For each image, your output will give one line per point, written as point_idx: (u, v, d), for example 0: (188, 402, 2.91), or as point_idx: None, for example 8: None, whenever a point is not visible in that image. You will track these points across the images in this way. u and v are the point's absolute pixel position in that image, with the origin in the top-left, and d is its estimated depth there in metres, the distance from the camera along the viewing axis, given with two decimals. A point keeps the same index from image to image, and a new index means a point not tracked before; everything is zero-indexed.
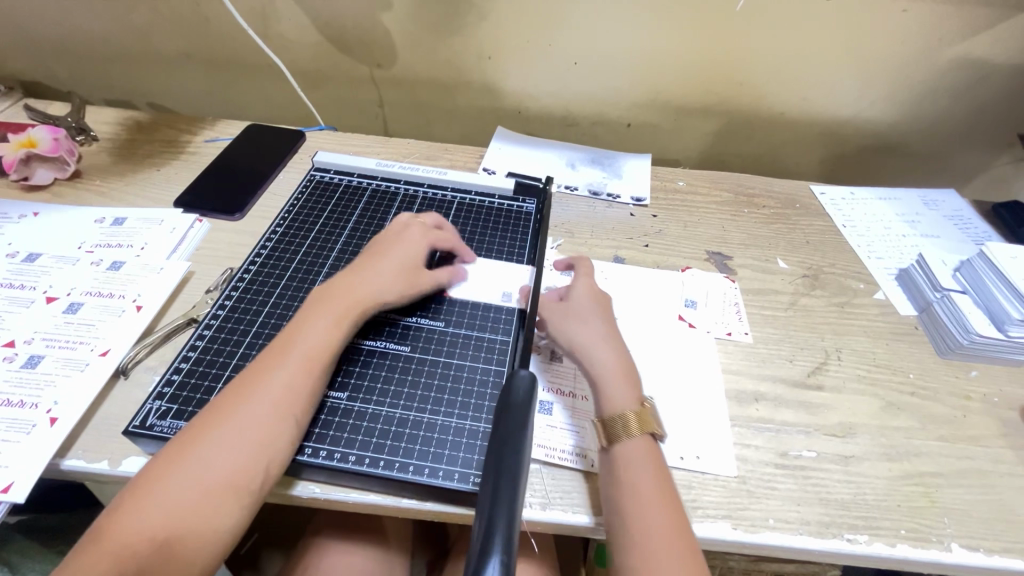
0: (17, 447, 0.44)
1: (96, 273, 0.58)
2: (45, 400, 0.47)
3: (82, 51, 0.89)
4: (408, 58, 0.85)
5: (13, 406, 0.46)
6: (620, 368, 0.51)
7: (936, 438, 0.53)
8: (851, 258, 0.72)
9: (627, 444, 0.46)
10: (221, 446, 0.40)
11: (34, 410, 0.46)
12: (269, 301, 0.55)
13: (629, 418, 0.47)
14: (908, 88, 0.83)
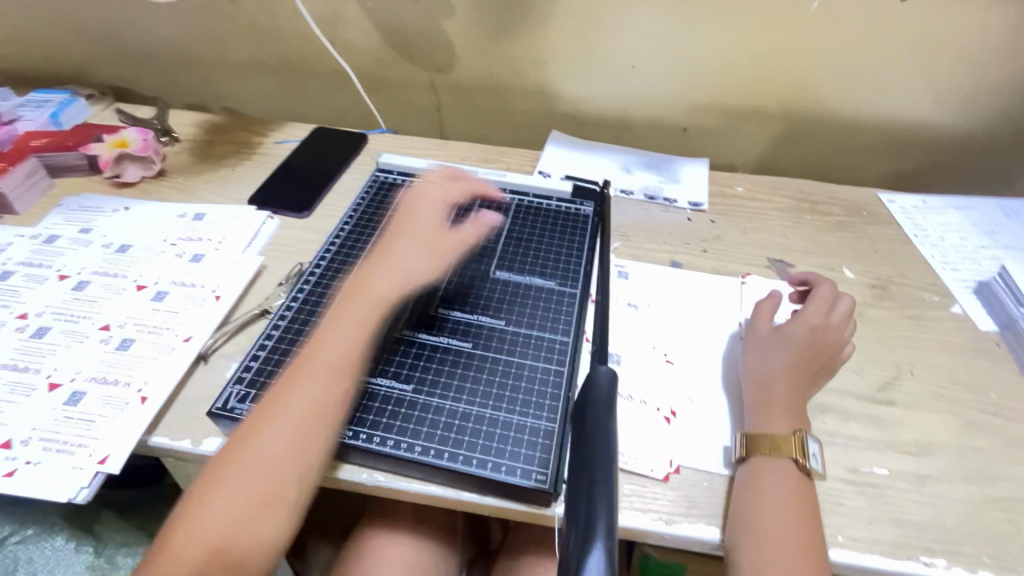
0: (113, 422, 0.47)
1: (182, 265, 0.62)
2: (136, 380, 0.50)
3: (166, 59, 0.96)
4: (467, 63, 0.87)
5: (109, 384, 0.50)
6: (790, 395, 0.50)
7: (1022, 462, 0.50)
8: (925, 269, 0.69)
9: (777, 462, 0.47)
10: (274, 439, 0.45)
11: (127, 388, 0.50)
12: (337, 295, 0.58)
13: (774, 439, 0.48)
14: (989, 91, 0.79)
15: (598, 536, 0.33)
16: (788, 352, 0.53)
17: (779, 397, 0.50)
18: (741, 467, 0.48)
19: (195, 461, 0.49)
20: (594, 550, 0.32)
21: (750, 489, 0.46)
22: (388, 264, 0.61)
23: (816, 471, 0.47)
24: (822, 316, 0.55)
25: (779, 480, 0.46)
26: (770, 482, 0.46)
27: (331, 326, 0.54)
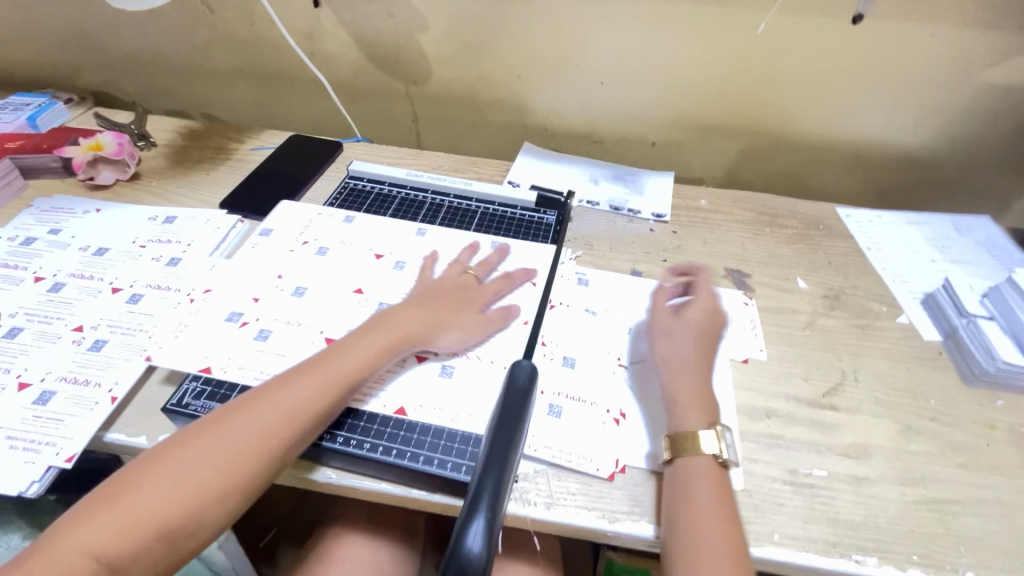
0: (81, 420, 0.48)
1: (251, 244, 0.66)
2: (108, 381, 0.51)
3: (147, 65, 0.98)
4: (442, 75, 0.90)
5: (79, 384, 0.51)
6: (701, 392, 0.52)
7: (956, 465, 0.52)
8: (875, 281, 0.71)
9: (697, 461, 0.48)
10: (209, 460, 0.43)
11: (98, 388, 0.50)
12: (300, 297, 0.60)
13: (698, 436, 0.49)
14: (939, 112, 0.82)
15: (483, 506, 0.34)
16: (687, 343, 0.56)
17: (694, 392, 0.52)
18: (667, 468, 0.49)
19: None
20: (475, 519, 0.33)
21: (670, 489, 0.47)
22: (389, 267, 0.64)
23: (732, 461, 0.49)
24: (705, 305, 0.59)
25: (700, 480, 0.47)
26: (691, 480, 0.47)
27: (291, 326, 0.56)
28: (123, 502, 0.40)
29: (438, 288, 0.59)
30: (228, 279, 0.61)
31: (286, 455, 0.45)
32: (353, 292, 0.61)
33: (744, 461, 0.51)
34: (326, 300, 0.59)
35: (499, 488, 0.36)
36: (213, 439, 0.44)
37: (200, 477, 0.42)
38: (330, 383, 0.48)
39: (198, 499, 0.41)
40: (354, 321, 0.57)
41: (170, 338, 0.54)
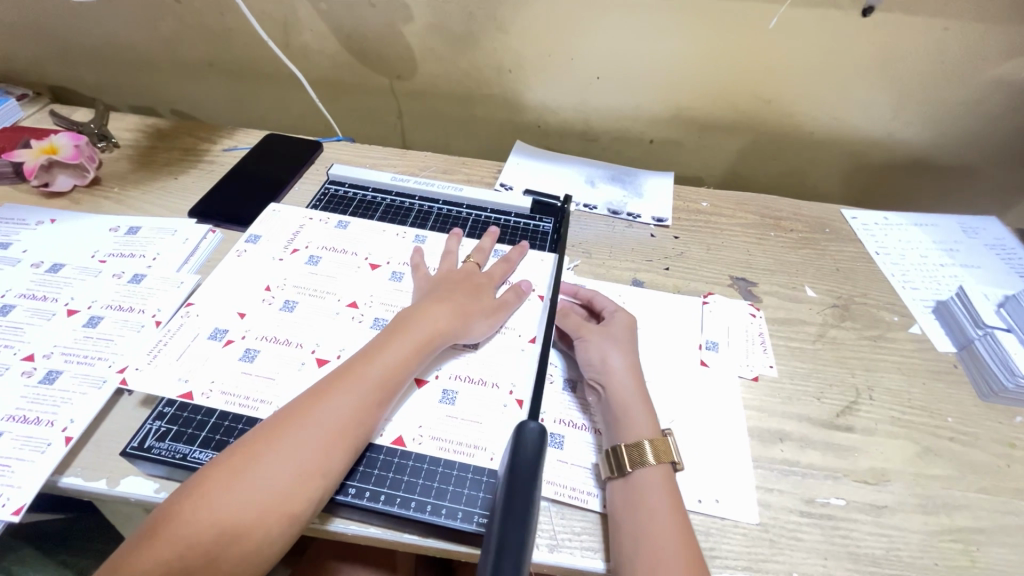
0: (30, 465, 0.43)
1: (233, 252, 0.61)
2: (61, 418, 0.46)
3: (109, 58, 0.91)
4: (428, 69, 0.84)
5: (28, 423, 0.45)
6: (645, 397, 0.50)
7: (977, 490, 0.50)
8: (885, 288, 0.69)
9: (643, 471, 0.45)
10: (257, 484, 0.39)
11: (49, 428, 0.45)
12: (272, 320, 0.54)
13: (646, 446, 0.46)
14: (948, 109, 0.79)
15: None
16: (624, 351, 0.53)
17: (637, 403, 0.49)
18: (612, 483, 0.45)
19: (113, 502, 0.45)
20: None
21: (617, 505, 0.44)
22: (384, 277, 0.60)
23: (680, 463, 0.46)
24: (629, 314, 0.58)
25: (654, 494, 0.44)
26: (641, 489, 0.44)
27: (263, 355, 0.51)
28: (166, 536, 0.37)
29: (455, 282, 0.56)
30: (201, 298, 0.55)
31: (337, 472, 0.42)
32: (332, 313, 0.56)
33: (759, 491, 0.48)
34: (301, 323, 0.54)
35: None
36: (254, 462, 0.40)
37: (245, 506, 0.38)
38: (366, 389, 0.45)
39: (248, 528, 0.38)
40: (334, 347, 0.52)
41: (147, 361, 0.49)
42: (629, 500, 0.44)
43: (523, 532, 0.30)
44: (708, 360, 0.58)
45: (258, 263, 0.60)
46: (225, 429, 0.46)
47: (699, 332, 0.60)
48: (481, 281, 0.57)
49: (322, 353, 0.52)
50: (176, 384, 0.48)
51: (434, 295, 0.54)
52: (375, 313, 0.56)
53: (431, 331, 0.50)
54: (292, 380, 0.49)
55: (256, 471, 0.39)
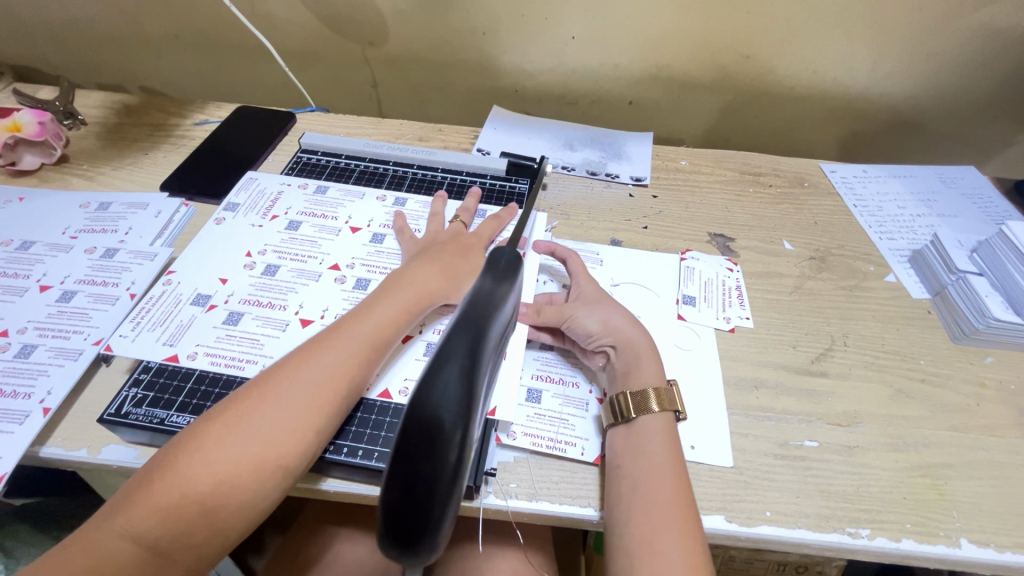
0: (9, 436, 0.43)
1: (213, 220, 0.60)
2: (39, 390, 0.46)
3: (72, 34, 0.88)
4: (400, 35, 0.83)
5: (6, 396, 0.45)
6: (651, 347, 0.50)
7: (947, 428, 0.51)
8: (862, 239, 0.69)
9: (649, 416, 0.46)
10: (251, 432, 0.39)
11: (27, 400, 0.45)
12: (255, 284, 0.54)
13: (650, 396, 0.46)
14: (926, 59, 0.79)
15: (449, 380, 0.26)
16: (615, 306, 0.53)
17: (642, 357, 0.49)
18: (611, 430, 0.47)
19: (94, 470, 0.45)
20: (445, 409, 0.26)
21: (617, 451, 0.45)
22: (367, 240, 0.60)
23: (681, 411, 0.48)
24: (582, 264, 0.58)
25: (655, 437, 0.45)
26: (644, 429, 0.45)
27: (246, 318, 0.51)
28: (166, 483, 0.37)
29: (443, 243, 0.56)
30: (181, 267, 0.55)
31: (330, 423, 0.42)
32: (313, 276, 0.55)
33: (734, 437, 0.49)
34: (283, 287, 0.54)
35: (472, 376, 0.27)
36: (248, 413, 0.40)
37: (238, 454, 0.39)
38: (356, 346, 0.45)
39: (243, 476, 0.38)
40: (317, 308, 0.52)
41: (129, 330, 0.50)
42: (630, 449, 0.44)
43: (479, 330, 0.29)
44: (686, 314, 0.58)
45: (239, 229, 0.60)
46: (202, 393, 0.46)
47: (676, 288, 0.61)
48: (470, 240, 0.57)
49: (306, 315, 0.52)
50: (154, 354, 0.48)
51: (427, 256, 0.54)
52: (357, 274, 0.56)
53: (422, 290, 0.50)
54: (276, 341, 0.50)
55: (246, 424, 0.40)
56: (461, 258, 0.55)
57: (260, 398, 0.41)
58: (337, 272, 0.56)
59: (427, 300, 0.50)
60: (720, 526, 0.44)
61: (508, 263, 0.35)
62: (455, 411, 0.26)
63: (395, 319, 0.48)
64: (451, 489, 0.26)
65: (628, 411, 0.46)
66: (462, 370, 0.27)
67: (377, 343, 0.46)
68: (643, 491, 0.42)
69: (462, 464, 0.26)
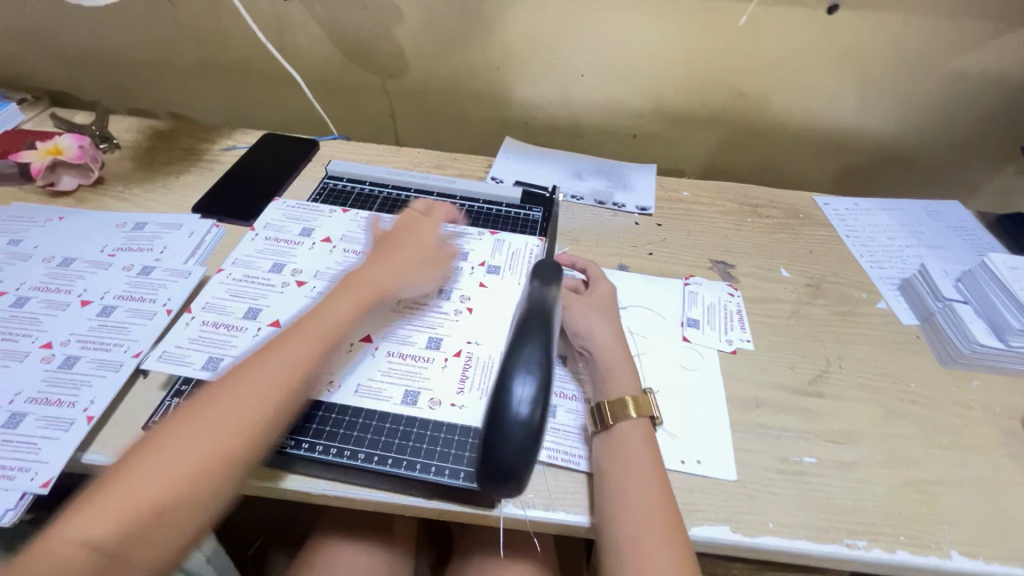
0: (56, 442, 0.46)
1: (262, 239, 0.66)
2: (82, 399, 0.49)
3: (108, 63, 0.93)
4: (419, 69, 0.88)
5: (51, 404, 0.48)
6: (630, 358, 0.54)
7: (936, 446, 0.54)
8: (855, 268, 0.73)
9: (626, 424, 0.49)
10: (243, 391, 0.44)
11: (72, 408, 0.48)
12: (312, 302, 0.59)
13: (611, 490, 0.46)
14: (909, 102, 0.85)
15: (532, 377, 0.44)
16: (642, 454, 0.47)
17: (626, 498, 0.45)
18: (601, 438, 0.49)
19: None
20: (523, 389, 0.43)
21: (603, 457, 0.48)
22: None
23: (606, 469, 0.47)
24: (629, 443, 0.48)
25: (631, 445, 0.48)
26: (614, 377, 0.52)
27: (278, 336, 0.55)
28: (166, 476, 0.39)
29: (376, 249, 0.61)
30: (224, 288, 0.59)
31: (319, 369, 0.49)
32: None
33: (738, 452, 0.52)
34: (311, 307, 0.58)
35: (544, 362, 0.45)
36: (225, 394, 0.44)
37: (236, 421, 0.43)
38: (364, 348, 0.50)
39: (246, 436, 0.43)
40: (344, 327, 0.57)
41: (182, 345, 0.53)
42: (614, 452, 0.47)
43: (544, 328, 0.48)
44: (690, 336, 0.62)
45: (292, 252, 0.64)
46: None
47: (681, 311, 0.64)
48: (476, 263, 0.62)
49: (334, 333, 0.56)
50: (197, 372, 0.51)
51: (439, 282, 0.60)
52: None
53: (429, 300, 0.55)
54: None
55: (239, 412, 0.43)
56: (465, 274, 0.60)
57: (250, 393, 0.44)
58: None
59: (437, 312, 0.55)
60: (725, 536, 0.46)
61: (550, 273, 0.54)
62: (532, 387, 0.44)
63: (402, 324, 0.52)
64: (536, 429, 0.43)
65: (608, 418, 0.49)
66: (536, 357, 0.45)
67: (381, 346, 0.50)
68: (624, 451, 0.47)
69: (542, 422, 0.44)
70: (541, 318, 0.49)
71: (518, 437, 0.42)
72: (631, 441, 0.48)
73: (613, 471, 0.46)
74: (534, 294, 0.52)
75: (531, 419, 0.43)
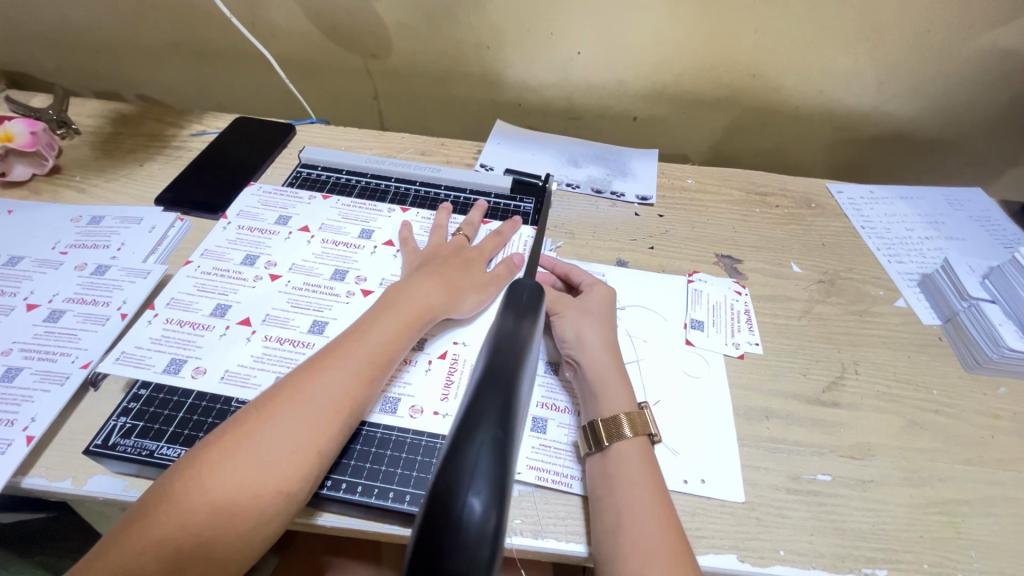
0: None
1: (235, 228, 0.61)
2: (22, 417, 0.44)
3: (68, 41, 0.86)
4: (403, 48, 0.81)
5: None
6: (623, 369, 0.49)
7: (962, 461, 0.49)
8: (871, 263, 0.68)
9: (624, 443, 0.44)
10: (287, 431, 0.39)
11: (9, 427, 0.43)
12: (287, 298, 0.54)
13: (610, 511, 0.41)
14: (933, 81, 0.78)
15: (483, 471, 0.27)
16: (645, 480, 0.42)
17: (633, 520, 0.40)
18: (594, 459, 0.45)
19: (79, 502, 0.43)
20: (473, 493, 0.26)
21: (597, 483, 0.43)
22: (371, 256, 0.59)
23: (598, 486, 0.43)
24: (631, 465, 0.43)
25: (632, 467, 0.43)
26: (607, 392, 0.47)
27: (246, 334, 0.51)
28: (157, 523, 0.35)
29: (443, 258, 0.55)
30: (192, 282, 0.55)
31: (369, 400, 0.44)
32: (316, 291, 0.55)
33: (745, 470, 0.47)
34: (284, 304, 0.54)
35: (502, 448, 0.28)
36: (259, 433, 0.38)
37: (267, 469, 0.37)
38: (356, 366, 0.44)
39: (280, 484, 0.38)
40: (320, 327, 0.52)
41: (143, 346, 0.49)
42: (609, 476, 0.43)
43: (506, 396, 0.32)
44: (694, 339, 0.57)
45: (267, 243, 0.59)
46: (195, 423, 0.45)
47: (684, 312, 0.59)
48: (470, 255, 0.57)
49: (307, 332, 0.51)
50: (159, 375, 0.47)
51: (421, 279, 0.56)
52: (360, 290, 0.56)
53: (420, 303, 0.49)
54: (276, 359, 0.49)
55: (234, 450, 0.38)
56: (461, 270, 0.54)
57: (275, 430, 0.39)
58: (362, 288, 0.56)
59: (428, 316, 0.49)
60: (733, 566, 0.42)
61: (528, 299, 0.42)
62: (485, 491, 0.26)
63: (394, 332, 0.47)
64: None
65: (603, 440, 0.44)
66: (493, 441, 0.28)
67: (375, 359, 0.45)
68: (621, 474, 0.43)
69: (495, 560, 0.24)
70: (505, 374, 0.33)
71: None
72: (630, 462, 0.43)
73: (608, 499, 0.42)
74: (505, 333, 0.39)
75: (484, 538, 0.25)
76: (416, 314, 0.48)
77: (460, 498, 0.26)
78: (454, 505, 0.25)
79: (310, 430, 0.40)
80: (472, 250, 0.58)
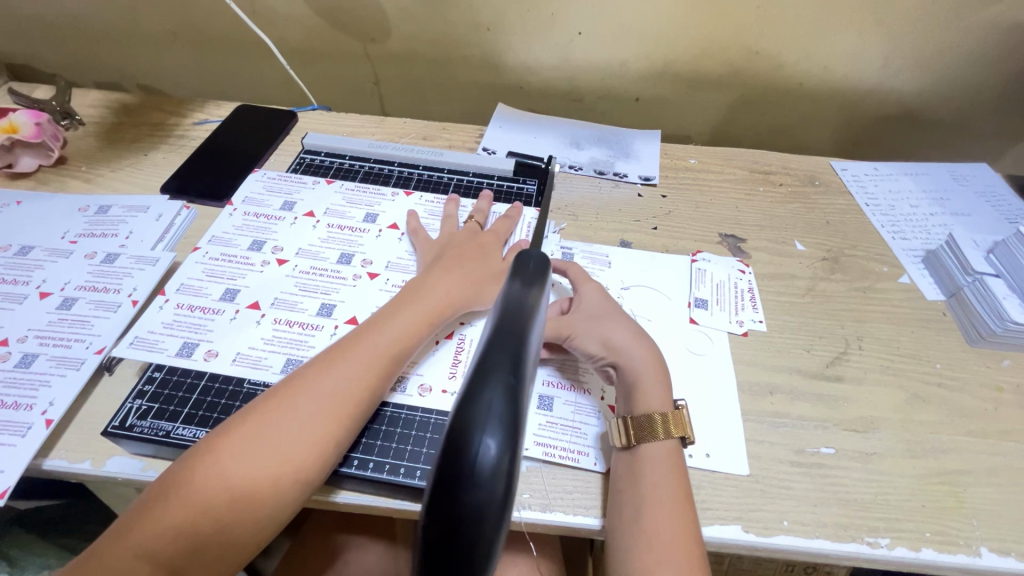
0: (12, 450, 0.42)
1: (241, 214, 0.61)
2: (40, 401, 0.45)
3: (67, 32, 0.86)
4: (403, 32, 0.81)
5: (7, 408, 0.44)
6: (660, 367, 0.48)
7: (964, 433, 0.50)
8: (875, 240, 0.68)
9: (651, 444, 0.44)
10: (308, 417, 0.40)
11: (29, 411, 0.44)
12: (295, 282, 0.55)
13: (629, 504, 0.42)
14: (937, 56, 0.77)
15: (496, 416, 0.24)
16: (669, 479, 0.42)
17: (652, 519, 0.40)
18: (622, 455, 0.45)
19: (98, 482, 0.44)
20: (488, 435, 0.23)
21: (620, 475, 0.43)
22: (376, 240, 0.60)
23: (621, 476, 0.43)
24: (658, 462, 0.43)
25: (657, 467, 0.43)
26: (641, 388, 0.47)
27: (255, 318, 0.51)
28: (178, 501, 0.36)
29: (459, 247, 0.56)
30: (200, 268, 0.55)
31: (384, 392, 0.45)
32: (322, 275, 0.55)
33: (749, 443, 0.48)
34: (292, 288, 0.54)
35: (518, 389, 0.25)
36: (279, 419, 0.39)
37: (285, 455, 0.38)
38: (375, 358, 0.44)
39: (298, 469, 0.38)
40: (328, 310, 0.52)
41: (155, 331, 0.50)
42: (633, 472, 0.43)
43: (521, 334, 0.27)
44: (698, 318, 0.57)
45: (273, 228, 0.60)
46: (208, 405, 0.46)
47: (688, 290, 0.60)
48: (484, 243, 0.57)
49: (315, 314, 0.52)
50: (172, 358, 0.48)
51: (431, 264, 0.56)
52: (367, 273, 0.56)
53: (438, 295, 0.50)
54: (285, 341, 0.50)
55: (256, 434, 0.39)
56: (477, 261, 0.54)
57: (296, 418, 0.40)
58: (369, 271, 0.56)
59: (447, 311, 0.50)
60: (737, 536, 0.43)
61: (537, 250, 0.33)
62: (501, 434, 0.23)
63: (412, 325, 0.47)
64: (500, 525, 0.23)
65: (632, 436, 0.44)
66: (508, 382, 0.25)
67: (394, 351, 0.45)
68: (646, 472, 0.43)
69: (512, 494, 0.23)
70: (520, 303, 0.28)
71: (478, 518, 0.22)
72: (654, 461, 0.43)
73: (630, 492, 0.42)
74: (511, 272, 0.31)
75: (500, 474, 0.23)
76: (434, 307, 0.49)
77: (476, 442, 0.23)
78: (467, 451, 0.23)
79: (329, 421, 0.40)
80: (488, 237, 0.58)
